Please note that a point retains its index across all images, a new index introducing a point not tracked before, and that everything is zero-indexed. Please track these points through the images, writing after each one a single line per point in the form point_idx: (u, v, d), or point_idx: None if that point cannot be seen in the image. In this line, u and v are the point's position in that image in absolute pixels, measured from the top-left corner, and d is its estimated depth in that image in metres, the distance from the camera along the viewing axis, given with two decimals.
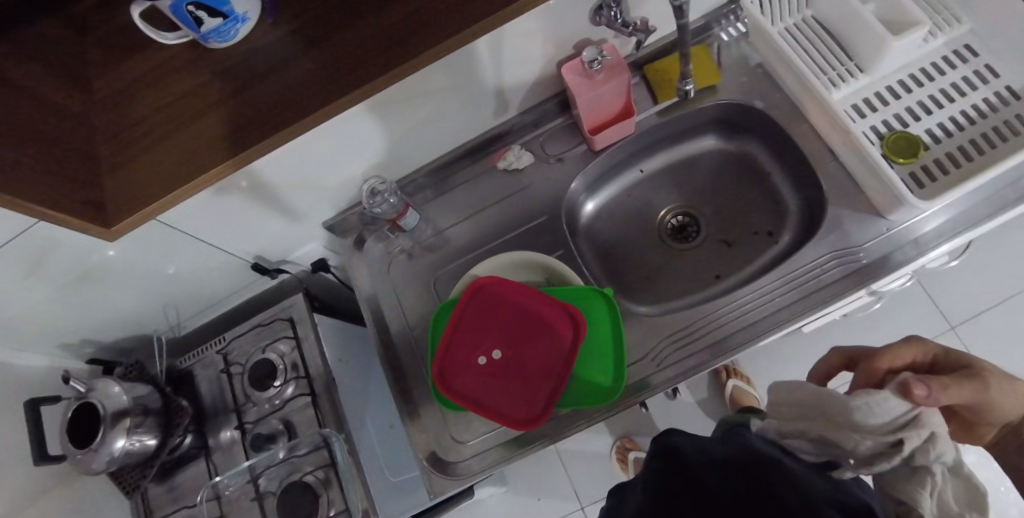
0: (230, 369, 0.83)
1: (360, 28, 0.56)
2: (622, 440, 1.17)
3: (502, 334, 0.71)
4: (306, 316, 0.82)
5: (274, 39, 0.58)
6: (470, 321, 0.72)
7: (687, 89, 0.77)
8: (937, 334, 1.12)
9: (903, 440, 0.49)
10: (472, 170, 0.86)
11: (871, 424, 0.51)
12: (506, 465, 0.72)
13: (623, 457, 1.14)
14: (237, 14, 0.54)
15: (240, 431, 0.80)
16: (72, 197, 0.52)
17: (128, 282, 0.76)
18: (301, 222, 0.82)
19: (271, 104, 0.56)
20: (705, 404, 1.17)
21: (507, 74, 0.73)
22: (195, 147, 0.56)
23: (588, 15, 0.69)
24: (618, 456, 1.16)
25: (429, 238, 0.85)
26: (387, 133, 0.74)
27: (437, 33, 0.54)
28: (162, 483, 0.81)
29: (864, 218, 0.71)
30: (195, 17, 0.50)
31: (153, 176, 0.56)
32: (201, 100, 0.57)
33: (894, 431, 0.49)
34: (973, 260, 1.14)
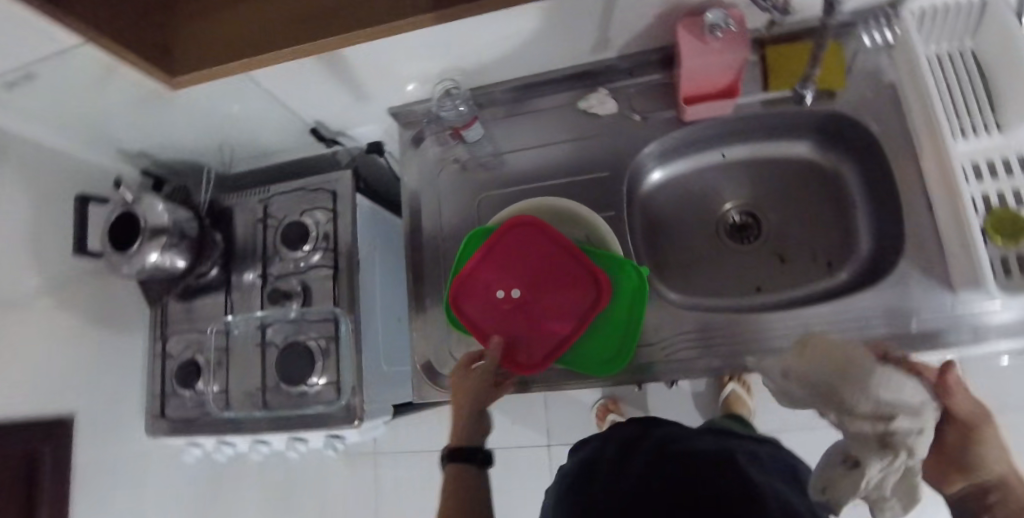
0: (267, 221, 0.86)
1: None
2: (606, 400, 1.20)
3: (526, 277, 0.70)
4: (348, 193, 0.83)
5: None
6: (498, 257, 0.70)
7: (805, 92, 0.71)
8: None
9: (896, 418, 0.52)
10: (550, 101, 0.82)
11: (883, 393, 0.53)
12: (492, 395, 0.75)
13: (602, 416, 1.18)
14: None
15: (262, 280, 0.84)
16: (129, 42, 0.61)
17: (192, 110, 0.77)
18: (367, 102, 0.81)
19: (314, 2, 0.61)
20: (696, 396, 1.18)
21: (619, 13, 0.67)
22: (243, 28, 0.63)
23: None
24: (597, 413, 1.19)
25: (487, 157, 0.83)
26: (478, 39, 0.70)
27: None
28: (183, 302, 0.87)
29: (931, 286, 0.67)
30: None
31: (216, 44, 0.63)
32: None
33: (890, 407, 0.53)
34: None
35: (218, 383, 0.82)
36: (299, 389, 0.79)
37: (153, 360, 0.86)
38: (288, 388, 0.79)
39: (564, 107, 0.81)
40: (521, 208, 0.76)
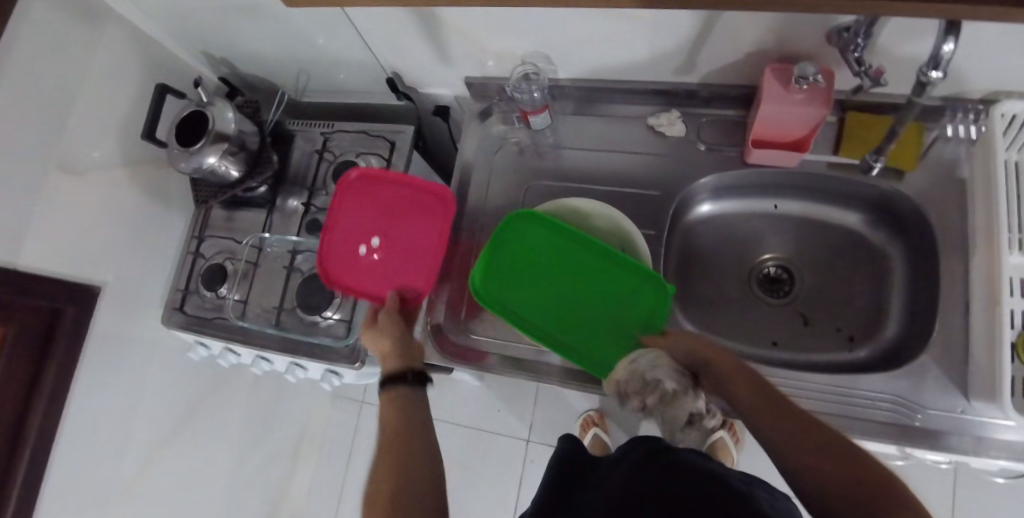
0: (322, 155, 0.89)
1: None
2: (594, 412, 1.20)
3: (360, 225, 0.77)
4: (405, 148, 0.86)
5: None
6: (346, 193, 0.75)
7: (875, 163, 0.71)
8: None
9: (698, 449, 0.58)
10: (621, 110, 0.83)
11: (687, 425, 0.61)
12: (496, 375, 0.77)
13: (586, 426, 1.18)
14: None
15: (304, 208, 0.87)
16: None
17: (284, 32, 0.80)
18: (447, 66, 0.83)
19: None
20: None
21: (713, 41, 0.68)
22: None
23: (830, 30, 0.62)
24: (581, 422, 1.20)
25: (546, 148, 0.84)
26: (570, 32, 0.71)
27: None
28: (226, 210, 0.90)
29: (946, 387, 0.67)
30: None
31: None
32: None
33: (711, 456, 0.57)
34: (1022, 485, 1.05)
35: (239, 294, 0.85)
36: (312, 319, 0.81)
37: (184, 257, 0.90)
38: (303, 315, 0.82)
39: (633, 119, 0.82)
40: (562, 204, 0.76)
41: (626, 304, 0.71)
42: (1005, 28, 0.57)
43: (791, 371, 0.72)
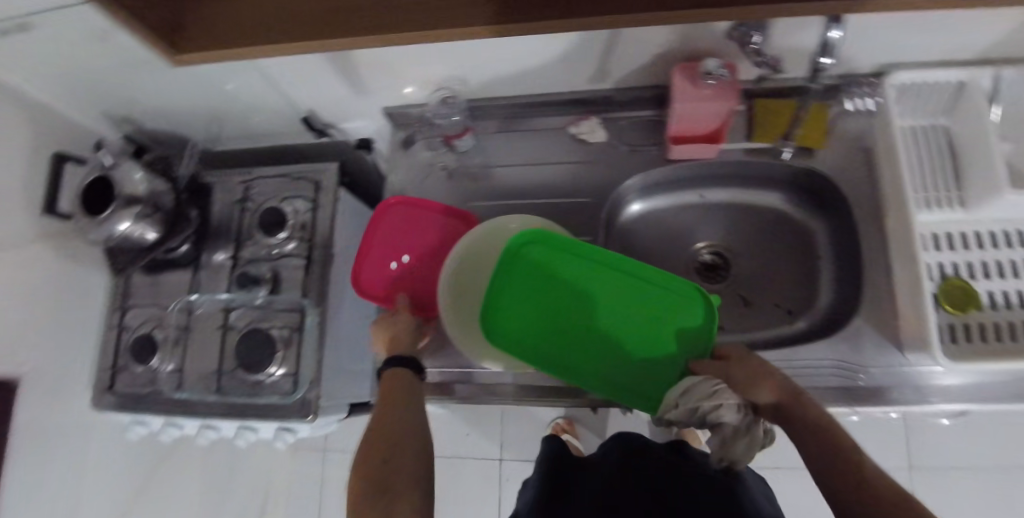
0: (244, 203, 0.85)
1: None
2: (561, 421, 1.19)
3: (395, 235, 0.80)
4: (331, 186, 0.83)
5: None
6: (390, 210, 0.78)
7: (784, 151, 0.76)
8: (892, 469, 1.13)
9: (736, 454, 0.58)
10: (543, 122, 0.83)
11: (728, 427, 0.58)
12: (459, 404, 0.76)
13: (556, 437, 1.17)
14: None
15: (232, 261, 0.83)
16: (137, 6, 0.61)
17: (186, 82, 0.76)
18: (362, 98, 0.81)
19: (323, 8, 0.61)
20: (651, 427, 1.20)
21: (621, 46, 0.70)
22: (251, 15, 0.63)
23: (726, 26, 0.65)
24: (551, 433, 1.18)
25: (475, 168, 0.83)
26: (481, 52, 0.71)
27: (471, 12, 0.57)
28: (148, 275, 0.85)
29: (883, 346, 0.71)
30: None
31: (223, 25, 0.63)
32: None
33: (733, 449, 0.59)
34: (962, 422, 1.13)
35: (173, 363, 0.81)
36: (256, 377, 0.78)
37: (108, 331, 0.84)
38: (245, 374, 0.78)
39: (556, 130, 0.83)
40: (499, 225, 0.74)
41: (664, 323, 0.65)
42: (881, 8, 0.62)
43: None
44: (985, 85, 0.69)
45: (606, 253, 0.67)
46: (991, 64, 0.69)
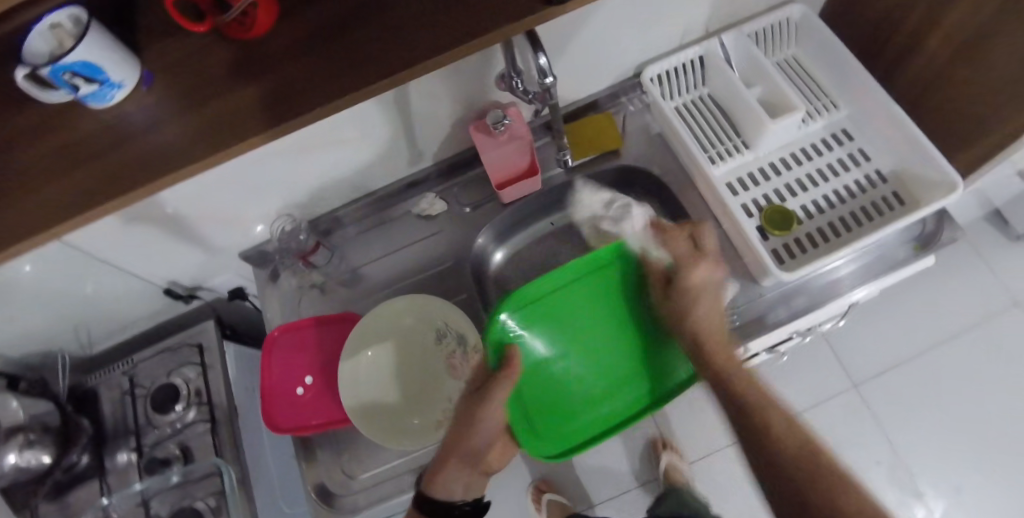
0: (134, 391, 0.85)
1: (231, 94, 0.47)
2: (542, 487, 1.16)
3: (294, 361, 0.81)
4: (214, 343, 0.86)
5: (140, 104, 0.48)
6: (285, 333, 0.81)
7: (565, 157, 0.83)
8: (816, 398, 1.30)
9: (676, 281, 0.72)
10: (388, 212, 0.90)
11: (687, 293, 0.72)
12: (405, 496, 0.75)
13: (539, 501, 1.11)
14: (112, 82, 0.45)
15: (137, 454, 0.82)
16: None
17: (40, 297, 0.78)
18: (217, 252, 0.85)
19: (117, 172, 0.46)
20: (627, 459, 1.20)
21: (421, 128, 0.78)
22: (22, 214, 0.44)
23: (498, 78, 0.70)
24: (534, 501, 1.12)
25: (344, 274, 0.88)
26: (305, 175, 0.78)
27: (283, 105, 0.46)
28: (55, 502, 0.81)
29: (743, 284, 0.80)
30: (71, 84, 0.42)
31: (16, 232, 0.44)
32: (41, 164, 0.46)
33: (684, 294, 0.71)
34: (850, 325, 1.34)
35: None
36: None
37: None
38: None
39: (404, 215, 0.90)
40: (382, 313, 0.79)
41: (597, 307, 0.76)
42: (607, 25, 0.74)
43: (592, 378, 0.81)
44: (719, 52, 0.83)
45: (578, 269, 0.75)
46: (715, 35, 0.84)
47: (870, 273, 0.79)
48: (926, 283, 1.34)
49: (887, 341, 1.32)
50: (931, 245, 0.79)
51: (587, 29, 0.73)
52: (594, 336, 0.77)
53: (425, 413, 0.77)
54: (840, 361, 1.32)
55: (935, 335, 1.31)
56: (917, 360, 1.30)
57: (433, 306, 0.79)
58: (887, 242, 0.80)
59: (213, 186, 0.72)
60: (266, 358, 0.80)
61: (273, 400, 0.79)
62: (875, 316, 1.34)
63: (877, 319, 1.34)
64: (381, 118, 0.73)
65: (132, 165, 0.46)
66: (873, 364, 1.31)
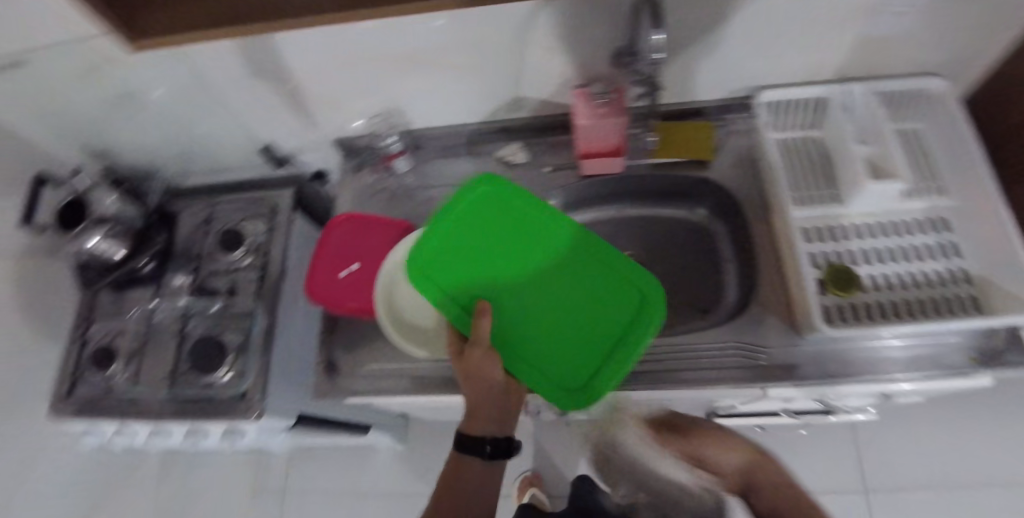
0: (209, 225, 0.95)
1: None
2: (531, 474, 1.31)
3: (340, 250, 0.87)
4: (288, 209, 0.93)
5: None
6: (341, 225, 0.88)
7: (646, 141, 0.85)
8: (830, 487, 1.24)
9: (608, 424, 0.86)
10: (476, 147, 0.94)
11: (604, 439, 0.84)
12: (398, 399, 0.80)
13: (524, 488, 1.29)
14: None
15: (192, 278, 0.91)
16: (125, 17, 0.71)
17: (160, 119, 0.88)
18: (316, 131, 0.92)
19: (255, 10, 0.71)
20: None
21: (532, 76, 0.82)
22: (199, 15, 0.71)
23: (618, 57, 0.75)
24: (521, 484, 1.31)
25: (415, 189, 0.93)
26: (415, 86, 0.84)
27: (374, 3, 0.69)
28: (112, 293, 0.92)
29: (785, 329, 0.78)
30: None
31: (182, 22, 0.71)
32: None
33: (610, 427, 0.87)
34: (882, 427, 1.28)
35: (131, 370, 0.86)
36: (208, 378, 0.82)
37: (70, 346, 0.89)
38: (197, 377, 0.83)
39: (485, 155, 0.94)
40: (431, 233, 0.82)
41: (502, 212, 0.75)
42: (742, 34, 0.75)
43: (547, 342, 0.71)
44: (842, 99, 0.83)
45: (508, 193, 0.75)
46: (844, 83, 0.84)
47: (917, 364, 0.76)
48: (985, 417, 1.25)
49: (918, 459, 1.24)
50: (993, 362, 0.74)
51: (716, 33, 0.75)
52: (496, 259, 0.73)
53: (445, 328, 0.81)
54: (860, 461, 1.26)
55: (972, 473, 1.22)
56: (946, 490, 1.21)
57: None
58: (945, 341, 0.76)
59: (336, 68, 0.79)
60: (326, 233, 0.88)
61: (318, 270, 0.86)
62: (913, 429, 1.27)
63: (913, 432, 1.27)
64: (498, 56, 0.77)
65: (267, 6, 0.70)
66: (890, 476, 1.24)
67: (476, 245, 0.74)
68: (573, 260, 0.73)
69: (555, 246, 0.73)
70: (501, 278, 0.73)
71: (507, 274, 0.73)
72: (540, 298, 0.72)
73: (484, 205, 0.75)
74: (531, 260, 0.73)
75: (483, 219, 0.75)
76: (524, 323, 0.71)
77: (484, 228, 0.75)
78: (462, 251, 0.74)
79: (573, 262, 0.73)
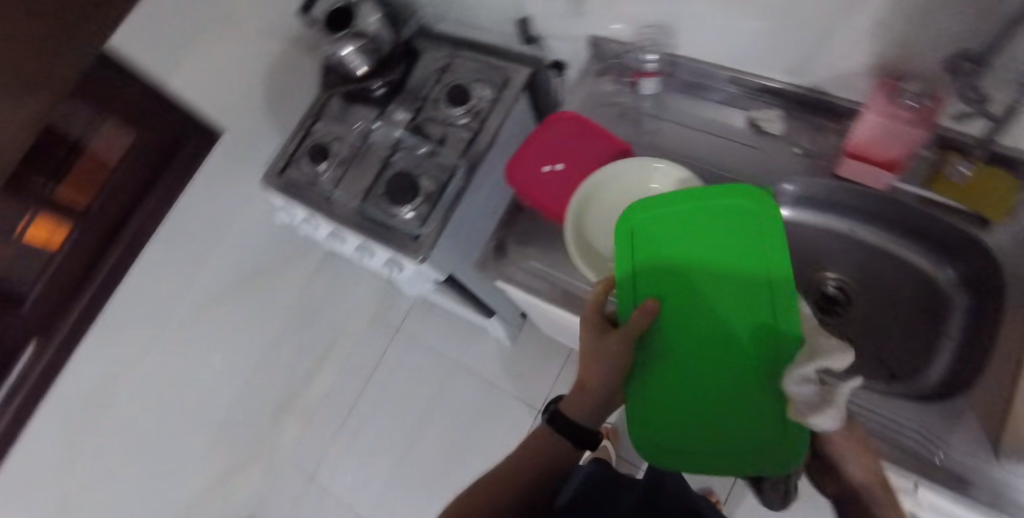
0: (443, 74, 0.98)
1: None
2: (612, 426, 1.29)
3: (550, 148, 0.87)
4: (517, 86, 0.93)
5: None
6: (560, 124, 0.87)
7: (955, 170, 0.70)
8: None
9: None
10: (731, 98, 0.85)
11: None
12: (549, 303, 0.81)
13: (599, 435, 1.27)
14: None
15: (413, 116, 0.96)
16: None
17: None
18: (573, 22, 0.88)
19: None
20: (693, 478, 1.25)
21: (837, 49, 0.70)
22: None
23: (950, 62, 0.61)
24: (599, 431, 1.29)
25: (646, 116, 0.87)
26: (699, 13, 0.75)
27: None
28: (343, 102, 1.00)
29: (976, 440, 0.64)
30: None
31: None
32: None
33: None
34: None
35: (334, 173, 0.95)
36: (393, 209, 0.89)
37: (296, 132, 1.00)
38: (385, 204, 0.89)
39: (737, 110, 0.85)
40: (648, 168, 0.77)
41: (739, 227, 0.61)
42: None
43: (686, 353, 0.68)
44: None
45: (764, 216, 0.60)
46: None
47: None
48: None
49: None
50: None
51: None
52: (695, 274, 0.60)
53: None
54: None
55: None
56: None
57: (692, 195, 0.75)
58: None
59: None
60: (544, 127, 0.88)
61: (523, 158, 0.88)
62: None
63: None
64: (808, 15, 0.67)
65: None
66: None
67: (691, 243, 0.61)
68: (771, 334, 0.57)
69: (768, 305, 0.57)
70: (673, 265, 0.61)
71: (692, 293, 0.60)
72: (704, 344, 0.58)
73: (729, 209, 0.62)
74: (727, 300, 0.59)
75: (716, 222, 0.62)
76: (675, 354, 0.59)
77: (705, 231, 0.62)
78: (671, 239, 0.62)
79: (775, 335, 0.56)
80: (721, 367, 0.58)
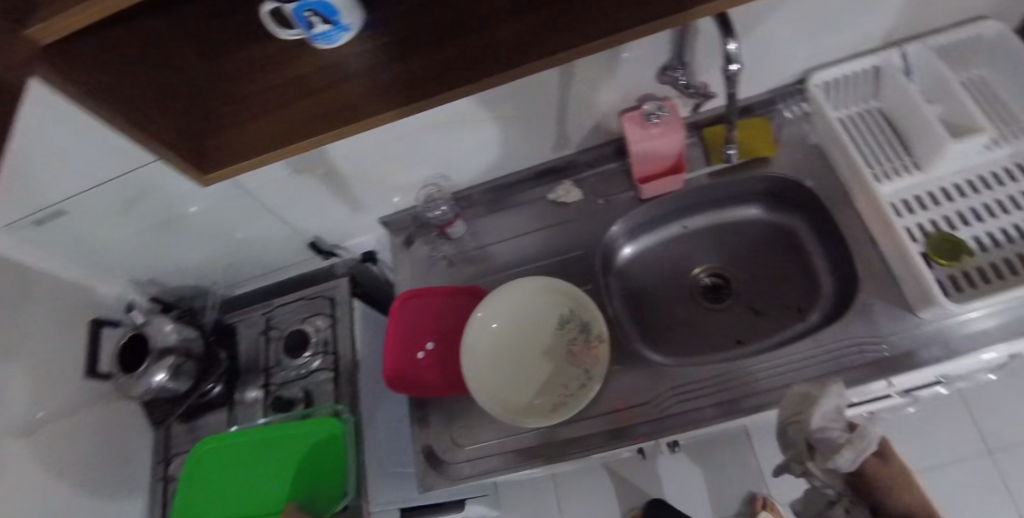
0: (269, 333, 0.91)
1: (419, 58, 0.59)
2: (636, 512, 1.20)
3: (421, 326, 0.82)
4: (344, 299, 0.89)
5: (355, 53, 0.61)
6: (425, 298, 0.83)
7: (731, 154, 0.81)
8: (971, 458, 1.08)
9: None
10: (527, 194, 0.91)
11: None
12: (507, 474, 0.74)
13: None
14: (342, 24, 0.56)
15: (265, 391, 0.87)
16: (183, 147, 0.60)
17: (204, 235, 0.87)
18: (360, 213, 0.90)
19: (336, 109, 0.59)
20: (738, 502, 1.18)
21: (574, 111, 0.79)
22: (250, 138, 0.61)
23: (657, 73, 0.71)
24: None
25: (471, 250, 0.89)
26: (454, 145, 0.80)
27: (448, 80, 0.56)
28: (187, 422, 0.90)
29: (895, 312, 0.69)
30: (310, 22, 0.55)
31: (242, 150, 0.60)
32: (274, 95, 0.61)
33: None
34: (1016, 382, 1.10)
35: None
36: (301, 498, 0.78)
37: (158, 484, 0.89)
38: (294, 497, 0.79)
39: (536, 199, 0.91)
40: (534, 305, 0.80)
41: (219, 454, 0.81)
42: (782, 25, 0.72)
43: (643, 424, 0.73)
44: (897, 65, 0.78)
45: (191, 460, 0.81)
46: (894, 47, 0.79)
47: None
48: None
49: None
50: None
51: (745, 28, 0.71)
52: (221, 474, 0.80)
53: (542, 395, 0.77)
54: (976, 426, 1.09)
55: None
56: None
57: (576, 305, 0.79)
58: None
59: (373, 140, 0.75)
60: (404, 306, 0.82)
61: (397, 344, 0.80)
62: None
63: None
64: (535, 98, 0.74)
65: (336, 105, 0.59)
66: None
67: (209, 486, 0.80)
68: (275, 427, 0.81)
69: (252, 433, 0.82)
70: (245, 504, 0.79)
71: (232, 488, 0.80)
72: (270, 473, 0.80)
73: (199, 460, 0.81)
74: (244, 448, 0.81)
75: (196, 476, 0.81)
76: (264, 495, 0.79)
77: (204, 474, 0.80)
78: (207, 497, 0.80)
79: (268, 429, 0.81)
80: (277, 462, 0.80)
